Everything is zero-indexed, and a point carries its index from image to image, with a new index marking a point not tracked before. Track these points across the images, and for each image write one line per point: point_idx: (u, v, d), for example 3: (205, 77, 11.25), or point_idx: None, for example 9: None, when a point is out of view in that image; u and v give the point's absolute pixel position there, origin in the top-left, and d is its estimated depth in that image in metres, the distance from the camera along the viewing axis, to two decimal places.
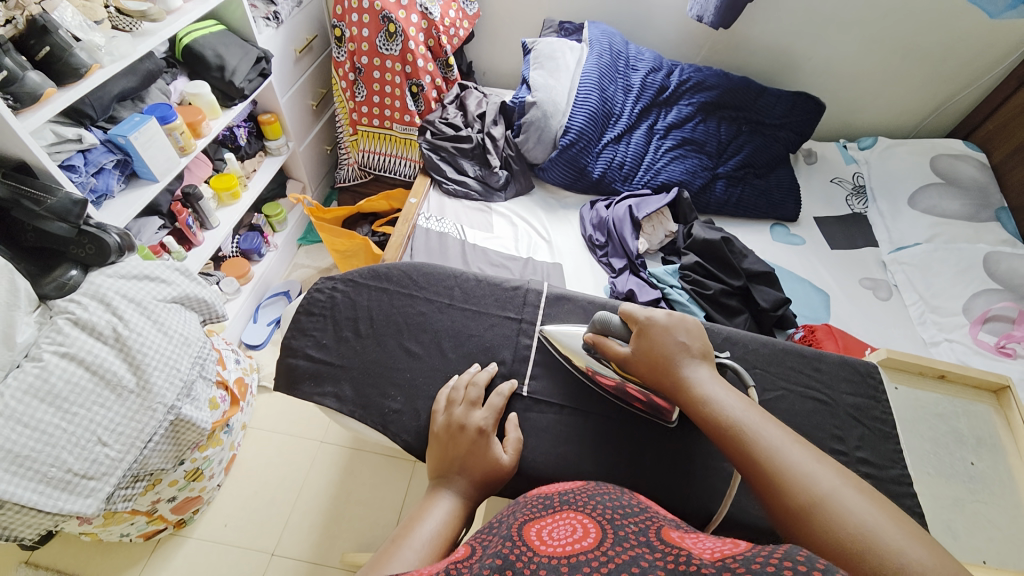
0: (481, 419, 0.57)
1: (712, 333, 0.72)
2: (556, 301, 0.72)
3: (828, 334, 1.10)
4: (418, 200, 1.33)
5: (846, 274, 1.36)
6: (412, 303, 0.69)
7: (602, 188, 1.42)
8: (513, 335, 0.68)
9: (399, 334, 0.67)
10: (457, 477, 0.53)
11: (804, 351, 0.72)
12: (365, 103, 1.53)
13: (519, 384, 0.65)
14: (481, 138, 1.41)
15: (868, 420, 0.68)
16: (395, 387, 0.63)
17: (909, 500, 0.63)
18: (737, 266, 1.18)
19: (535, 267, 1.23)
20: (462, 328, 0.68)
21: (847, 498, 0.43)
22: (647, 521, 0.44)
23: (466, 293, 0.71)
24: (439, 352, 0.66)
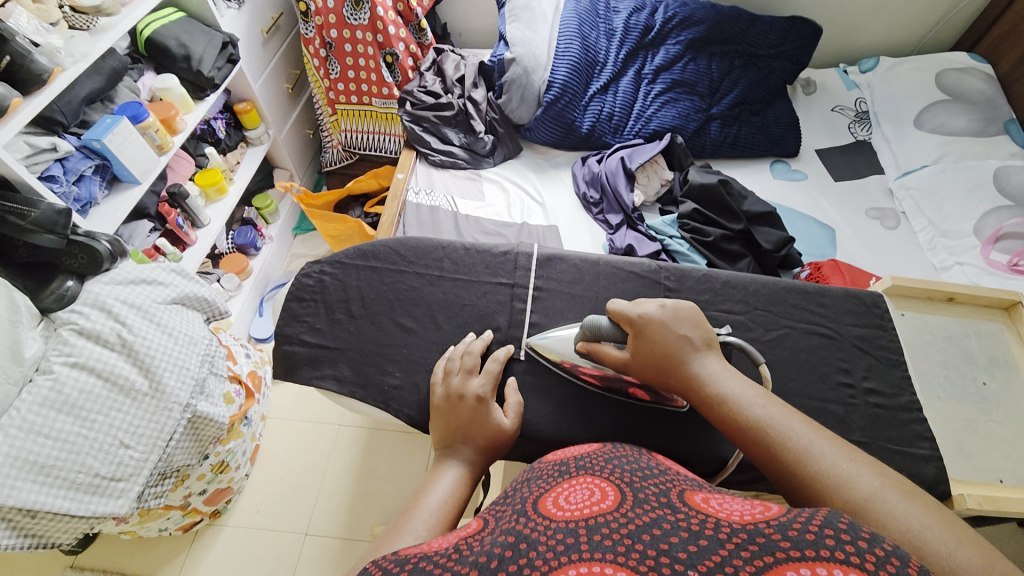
0: (479, 387, 0.57)
1: (710, 278, 0.70)
2: (548, 262, 0.70)
3: (835, 269, 1.08)
4: (405, 175, 1.30)
5: (851, 206, 1.31)
6: (401, 278, 0.68)
7: (592, 143, 1.37)
8: (507, 301, 0.67)
9: (391, 310, 0.66)
10: (462, 446, 0.53)
11: (806, 287, 0.70)
12: (341, 80, 1.48)
13: (516, 348, 0.65)
14: (462, 102, 1.35)
15: (875, 350, 0.67)
16: (392, 363, 0.63)
17: (919, 425, 0.63)
18: (737, 210, 1.15)
19: (531, 232, 1.21)
20: (455, 298, 0.67)
21: (891, 501, 0.40)
22: (668, 483, 0.44)
23: (456, 263, 0.69)
24: (434, 324, 0.65)
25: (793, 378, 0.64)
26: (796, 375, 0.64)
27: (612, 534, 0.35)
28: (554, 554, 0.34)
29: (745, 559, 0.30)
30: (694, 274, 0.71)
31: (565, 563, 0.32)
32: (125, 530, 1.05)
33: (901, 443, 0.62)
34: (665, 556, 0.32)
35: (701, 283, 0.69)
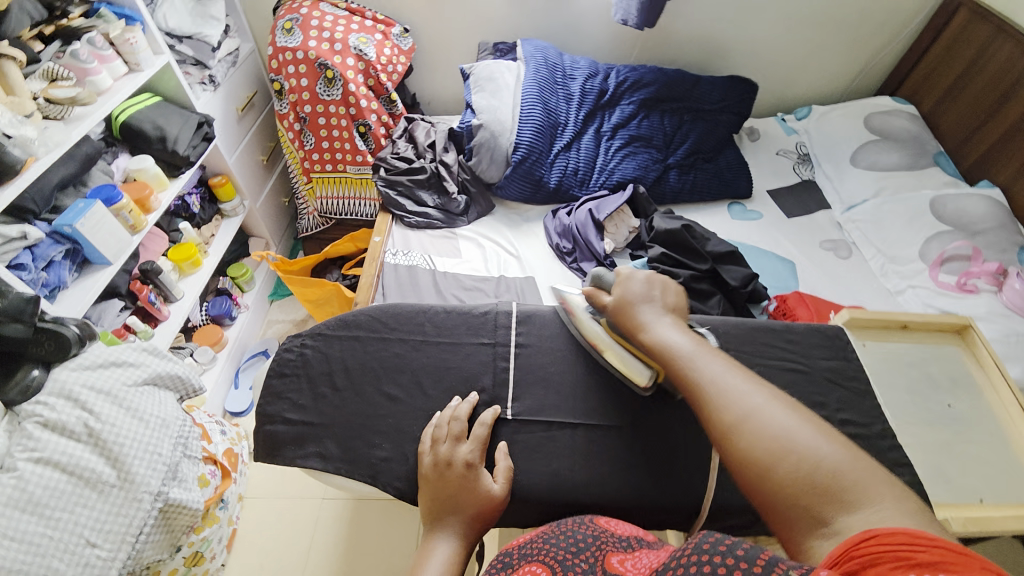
0: (468, 452, 0.57)
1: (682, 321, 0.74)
2: (528, 318, 0.72)
3: (800, 300, 1.16)
4: (382, 237, 1.32)
5: (806, 240, 1.41)
6: (385, 346, 0.68)
7: (561, 196, 1.44)
8: (490, 361, 0.68)
9: (376, 380, 0.66)
10: (451, 518, 0.53)
11: (772, 325, 0.74)
12: (315, 150, 1.54)
13: (503, 409, 0.64)
14: (435, 166, 1.40)
15: (846, 382, 0.70)
16: (380, 435, 0.62)
17: (897, 453, 0.65)
18: (701, 251, 1.21)
19: (508, 284, 1.25)
20: (439, 362, 0.67)
21: (771, 411, 0.47)
22: (595, 553, 0.51)
23: (438, 326, 0.70)
24: (420, 391, 0.65)
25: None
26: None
27: None
28: None
29: None
30: None
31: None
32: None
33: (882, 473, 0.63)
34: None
35: None
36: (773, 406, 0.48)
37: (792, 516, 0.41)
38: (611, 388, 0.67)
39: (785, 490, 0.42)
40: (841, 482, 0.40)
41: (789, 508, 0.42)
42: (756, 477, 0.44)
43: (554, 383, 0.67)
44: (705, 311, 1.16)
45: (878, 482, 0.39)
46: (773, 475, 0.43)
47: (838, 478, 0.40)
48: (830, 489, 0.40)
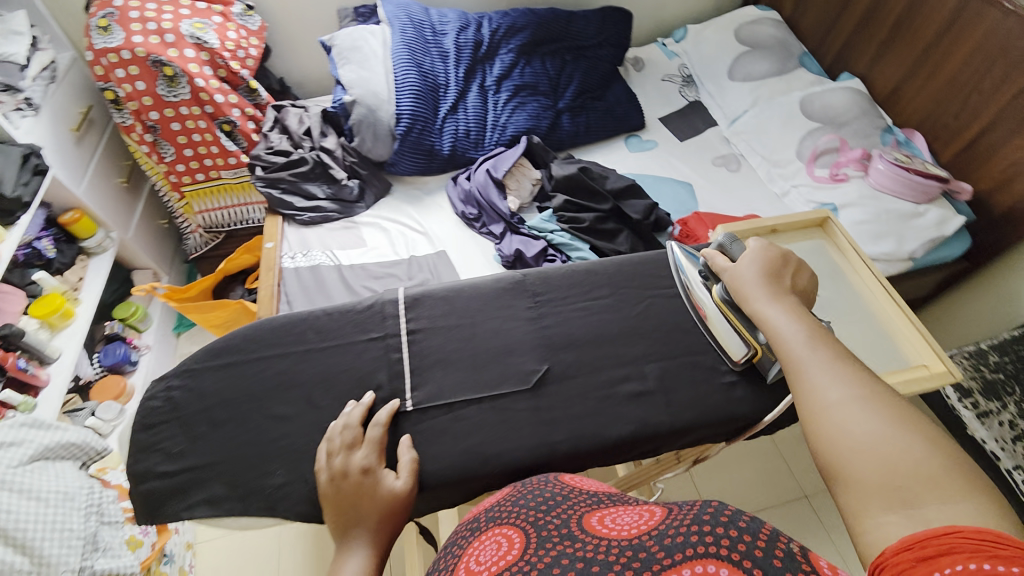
0: (361, 459, 0.56)
1: (576, 272, 0.74)
2: (416, 302, 0.69)
3: (699, 222, 1.23)
4: (274, 242, 1.22)
5: (700, 161, 1.46)
6: (265, 366, 0.64)
7: (458, 162, 1.39)
8: (382, 355, 0.65)
9: (259, 405, 0.62)
10: (358, 530, 0.52)
11: (659, 257, 0.77)
12: (179, 161, 1.38)
13: (402, 401, 0.63)
14: (314, 154, 1.28)
15: None
16: (273, 462, 0.59)
17: None
18: (601, 190, 1.22)
19: (420, 264, 1.21)
20: (327, 369, 0.63)
21: (869, 410, 0.46)
22: (570, 511, 0.53)
23: (321, 331, 0.66)
24: (310, 406, 0.61)
25: (666, 342, 0.70)
26: (667, 339, 0.70)
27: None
28: None
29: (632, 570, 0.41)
30: (561, 270, 0.74)
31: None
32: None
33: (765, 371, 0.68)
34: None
35: (567, 279, 0.73)
36: (875, 403, 0.46)
37: (865, 498, 0.42)
38: (512, 353, 0.67)
39: (866, 480, 0.42)
40: (942, 479, 0.39)
41: (865, 491, 0.42)
42: (838, 462, 0.45)
43: (453, 361, 0.66)
44: (615, 249, 1.18)
45: (975, 495, 0.38)
46: (860, 461, 0.43)
47: (930, 481, 0.39)
48: (925, 482, 0.40)
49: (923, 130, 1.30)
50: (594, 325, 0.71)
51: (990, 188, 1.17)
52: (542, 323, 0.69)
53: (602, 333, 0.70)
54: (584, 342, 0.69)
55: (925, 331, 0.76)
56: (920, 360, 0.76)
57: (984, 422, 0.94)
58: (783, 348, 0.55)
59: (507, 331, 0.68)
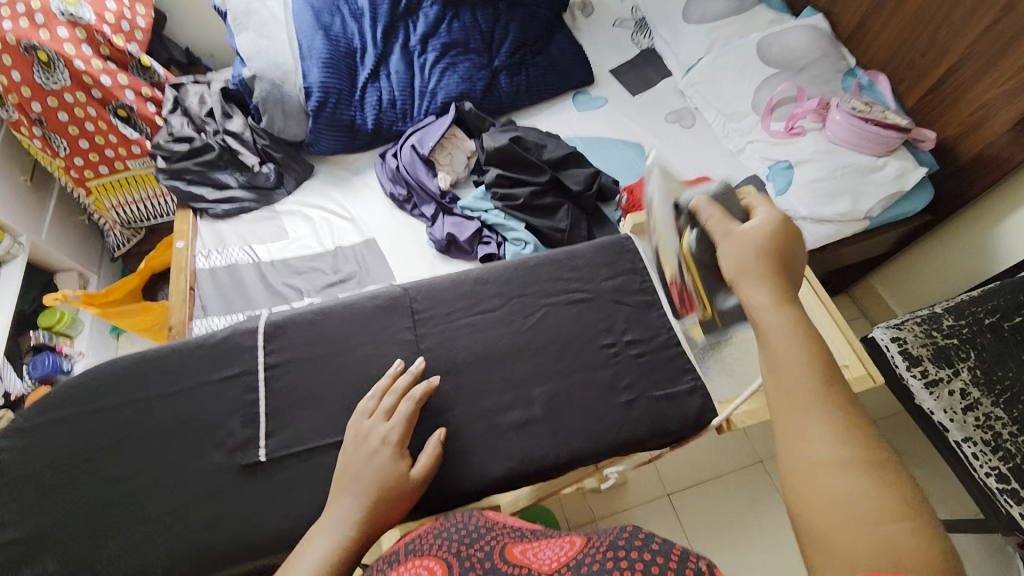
0: (387, 430, 0.56)
1: (462, 279, 0.70)
2: (278, 331, 0.64)
3: (643, 188, 1.12)
4: (186, 241, 1.11)
5: (652, 118, 1.34)
6: (100, 419, 0.59)
7: (386, 136, 1.27)
8: (238, 396, 0.61)
9: (92, 465, 0.57)
10: (348, 497, 0.53)
11: (555, 256, 0.73)
12: (77, 154, 1.24)
13: (256, 452, 0.58)
14: (219, 139, 1.17)
15: (630, 298, 0.71)
16: (106, 532, 0.55)
17: (681, 360, 0.67)
18: (538, 162, 1.13)
19: (346, 255, 1.12)
20: (173, 419, 0.59)
21: (864, 471, 0.42)
22: (494, 542, 0.49)
23: (167, 373, 0.61)
24: (149, 464, 0.57)
25: (557, 361, 0.66)
26: (561, 356, 0.66)
27: None
28: None
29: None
30: (445, 280, 0.71)
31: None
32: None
33: (666, 384, 0.66)
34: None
35: (451, 288, 0.70)
36: (871, 464, 0.42)
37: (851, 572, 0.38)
38: (386, 384, 0.62)
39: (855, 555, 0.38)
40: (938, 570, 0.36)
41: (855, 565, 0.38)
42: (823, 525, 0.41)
43: (323, 395, 0.61)
44: (554, 227, 1.09)
45: None
46: (851, 531, 0.39)
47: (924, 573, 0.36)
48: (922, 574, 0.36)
49: (888, 72, 1.18)
50: (480, 342, 0.67)
51: (957, 135, 1.07)
52: (421, 345, 0.65)
53: (485, 352, 0.66)
54: (468, 364, 0.65)
55: (846, 329, 0.77)
56: (843, 361, 0.76)
57: (933, 392, 0.89)
58: (780, 376, 0.48)
59: (383, 356, 0.64)
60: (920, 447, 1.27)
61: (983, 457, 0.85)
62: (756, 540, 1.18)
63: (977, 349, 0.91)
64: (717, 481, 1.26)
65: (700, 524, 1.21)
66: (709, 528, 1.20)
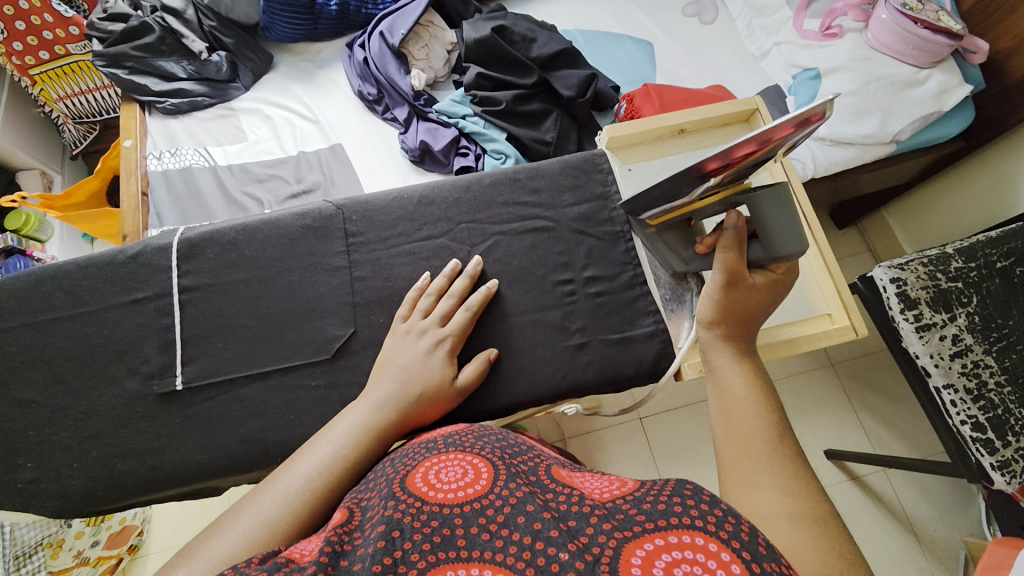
0: (440, 334, 0.54)
1: (404, 198, 0.63)
2: (192, 251, 0.59)
3: (645, 97, 0.98)
4: (134, 140, 0.99)
5: (666, 9, 1.14)
6: (8, 338, 0.56)
7: (352, 22, 1.10)
8: (151, 320, 0.57)
9: (5, 387, 0.55)
10: (392, 385, 0.51)
11: (516, 174, 0.65)
12: (13, 37, 1.07)
13: (173, 380, 0.55)
14: (157, 17, 1.01)
15: (595, 228, 0.64)
16: (23, 454, 0.54)
17: (643, 301, 0.62)
18: (525, 61, 0.97)
19: (310, 161, 1.02)
20: (84, 342, 0.56)
21: (799, 528, 0.35)
22: (537, 459, 0.46)
23: (72, 292, 0.57)
24: (62, 389, 0.55)
25: (505, 297, 0.61)
26: (509, 293, 0.61)
27: (489, 528, 0.36)
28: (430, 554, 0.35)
29: (607, 526, 0.35)
30: (386, 199, 0.63)
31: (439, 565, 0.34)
32: (45, 553, 1.02)
33: (624, 327, 0.61)
34: (555, 562, 0.33)
35: (393, 208, 0.63)
36: (808, 524, 0.36)
37: None
38: (315, 314, 0.58)
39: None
40: None
41: None
42: None
43: (250, 324, 0.58)
44: (539, 138, 0.97)
45: None
46: None
47: None
48: None
49: None
50: (421, 272, 0.61)
51: (1011, 48, 0.91)
52: (354, 274, 0.60)
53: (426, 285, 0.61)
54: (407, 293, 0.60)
55: (834, 274, 0.70)
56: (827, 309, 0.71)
57: (922, 336, 0.85)
58: (735, 422, 0.45)
59: (312, 283, 0.59)
60: (895, 383, 1.29)
61: (962, 405, 0.83)
62: (716, 463, 1.23)
63: (979, 294, 0.86)
64: (687, 408, 1.28)
65: (667, 447, 1.25)
66: (673, 452, 1.24)
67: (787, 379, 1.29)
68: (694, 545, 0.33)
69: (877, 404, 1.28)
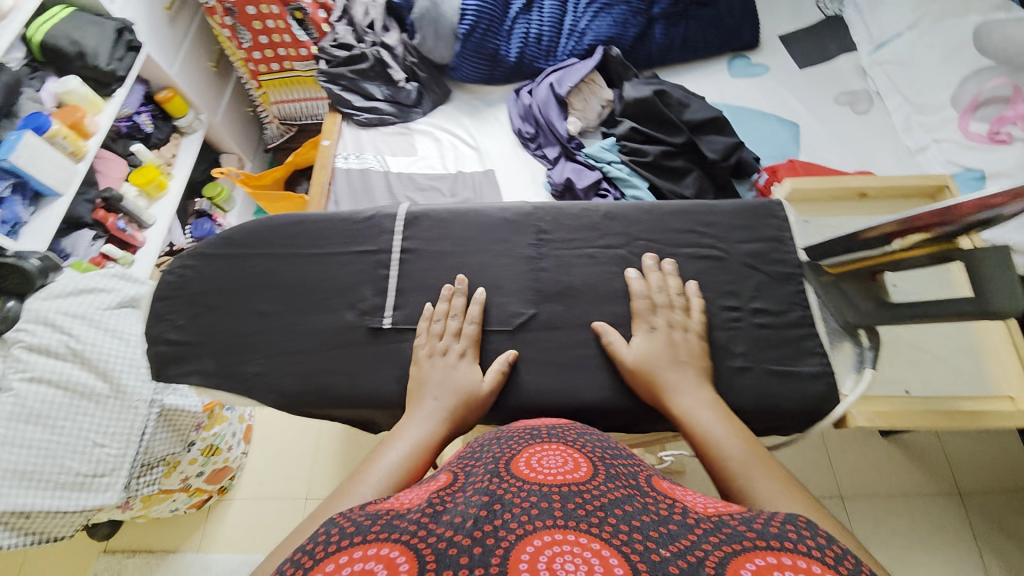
0: (460, 350, 0.62)
1: (591, 212, 0.71)
2: (414, 221, 0.70)
3: (790, 171, 1.03)
4: (331, 140, 1.22)
5: (817, 97, 1.18)
6: (260, 261, 0.70)
7: (524, 73, 1.26)
8: (371, 269, 0.68)
9: (252, 298, 0.68)
10: (431, 399, 0.58)
11: (694, 207, 0.71)
12: (255, 49, 1.37)
13: (380, 319, 0.66)
14: (375, 50, 1.24)
15: (767, 266, 0.68)
16: (252, 352, 0.66)
17: (809, 342, 0.64)
18: (677, 122, 1.06)
19: (465, 180, 1.16)
20: (314, 275, 0.68)
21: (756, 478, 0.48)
22: (638, 468, 0.49)
23: (316, 237, 0.70)
24: (294, 308, 0.67)
25: None
26: None
27: (587, 506, 0.39)
28: (531, 517, 0.37)
29: (717, 537, 0.36)
30: (574, 209, 0.72)
31: (534, 531, 0.36)
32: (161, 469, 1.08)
33: (786, 361, 0.63)
34: (657, 554, 0.34)
35: (583, 218, 0.70)
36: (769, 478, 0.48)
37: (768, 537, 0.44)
38: (498, 292, 0.67)
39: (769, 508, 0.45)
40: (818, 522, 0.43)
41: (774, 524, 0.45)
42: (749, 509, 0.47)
43: (444, 290, 0.67)
44: (676, 191, 1.04)
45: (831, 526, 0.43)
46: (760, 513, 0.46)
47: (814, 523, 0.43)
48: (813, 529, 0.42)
49: None
50: (594, 275, 0.68)
51: None
52: (538, 264, 0.68)
53: (599, 286, 0.67)
54: (581, 290, 0.67)
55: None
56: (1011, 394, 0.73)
57: None
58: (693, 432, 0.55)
59: (500, 266, 0.68)
60: None
61: None
62: None
63: None
64: None
65: None
66: None
67: (906, 497, 1.15)
68: (812, 569, 0.33)
69: (1015, 556, 1.09)
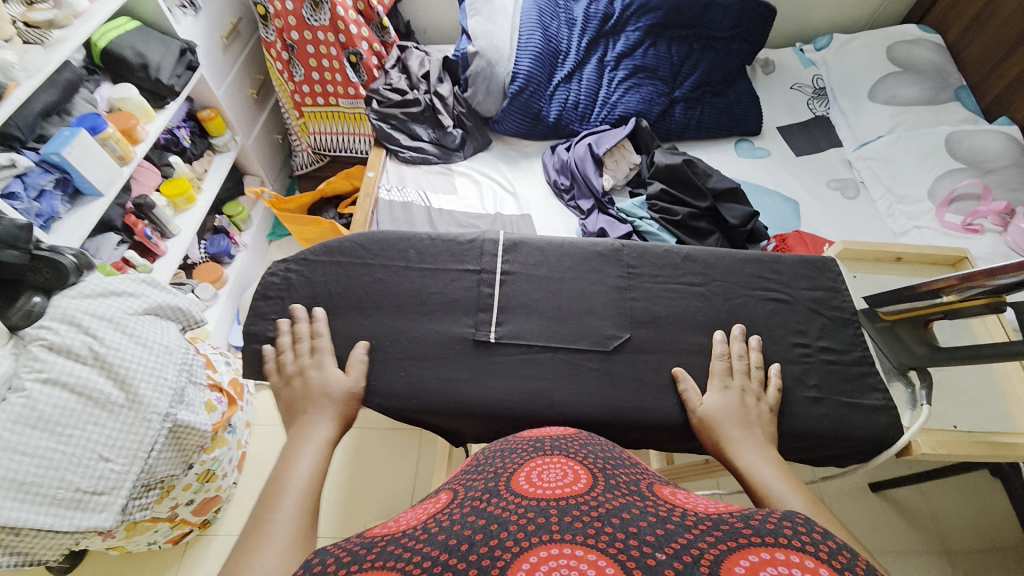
0: (315, 362, 0.69)
1: (673, 253, 0.81)
2: (513, 247, 0.80)
3: (798, 240, 1.15)
4: (375, 173, 1.28)
5: (814, 180, 1.36)
6: (368, 271, 0.76)
7: (560, 131, 1.39)
8: (474, 286, 0.76)
9: (361, 305, 0.74)
10: (309, 409, 0.65)
11: (761, 258, 0.81)
12: (304, 83, 1.44)
13: (486, 332, 0.73)
14: (428, 98, 1.35)
15: (828, 310, 0.79)
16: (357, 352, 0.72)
17: (871, 378, 0.75)
18: (702, 188, 1.18)
19: (504, 222, 1.22)
20: (422, 288, 0.76)
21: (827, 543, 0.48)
22: (640, 477, 0.51)
23: (422, 252, 0.78)
24: (400, 312, 0.74)
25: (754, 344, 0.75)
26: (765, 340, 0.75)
27: (583, 518, 0.40)
28: (527, 534, 0.38)
29: (714, 535, 0.37)
30: (657, 250, 0.81)
31: (531, 547, 0.36)
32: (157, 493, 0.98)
33: (853, 395, 0.74)
34: (652, 558, 0.35)
35: (666, 257, 0.80)
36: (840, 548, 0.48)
37: None
38: (592, 316, 0.75)
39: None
40: None
41: None
42: None
43: (540, 311, 0.76)
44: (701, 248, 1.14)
45: None
46: None
47: None
48: None
49: None
50: (679, 308, 0.77)
51: None
52: (627, 293, 0.77)
53: (685, 317, 0.76)
54: (664, 319, 0.76)
55: None
56: None
57: None
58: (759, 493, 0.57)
59: (593, 292, 0.77)
60: None
61: None
62: None
63: None
64: None
65: None
66: None
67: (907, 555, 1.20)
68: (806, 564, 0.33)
69: None
